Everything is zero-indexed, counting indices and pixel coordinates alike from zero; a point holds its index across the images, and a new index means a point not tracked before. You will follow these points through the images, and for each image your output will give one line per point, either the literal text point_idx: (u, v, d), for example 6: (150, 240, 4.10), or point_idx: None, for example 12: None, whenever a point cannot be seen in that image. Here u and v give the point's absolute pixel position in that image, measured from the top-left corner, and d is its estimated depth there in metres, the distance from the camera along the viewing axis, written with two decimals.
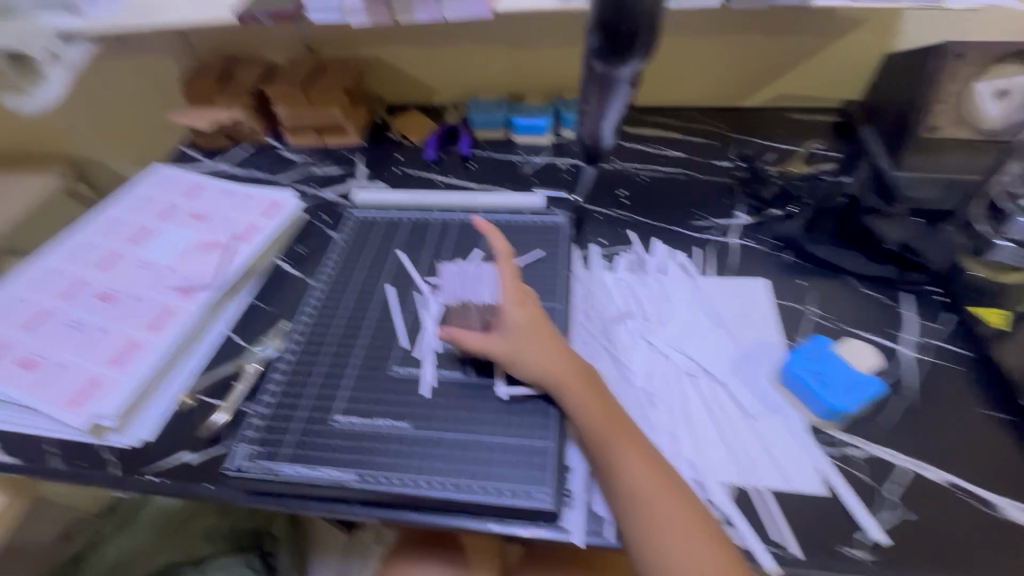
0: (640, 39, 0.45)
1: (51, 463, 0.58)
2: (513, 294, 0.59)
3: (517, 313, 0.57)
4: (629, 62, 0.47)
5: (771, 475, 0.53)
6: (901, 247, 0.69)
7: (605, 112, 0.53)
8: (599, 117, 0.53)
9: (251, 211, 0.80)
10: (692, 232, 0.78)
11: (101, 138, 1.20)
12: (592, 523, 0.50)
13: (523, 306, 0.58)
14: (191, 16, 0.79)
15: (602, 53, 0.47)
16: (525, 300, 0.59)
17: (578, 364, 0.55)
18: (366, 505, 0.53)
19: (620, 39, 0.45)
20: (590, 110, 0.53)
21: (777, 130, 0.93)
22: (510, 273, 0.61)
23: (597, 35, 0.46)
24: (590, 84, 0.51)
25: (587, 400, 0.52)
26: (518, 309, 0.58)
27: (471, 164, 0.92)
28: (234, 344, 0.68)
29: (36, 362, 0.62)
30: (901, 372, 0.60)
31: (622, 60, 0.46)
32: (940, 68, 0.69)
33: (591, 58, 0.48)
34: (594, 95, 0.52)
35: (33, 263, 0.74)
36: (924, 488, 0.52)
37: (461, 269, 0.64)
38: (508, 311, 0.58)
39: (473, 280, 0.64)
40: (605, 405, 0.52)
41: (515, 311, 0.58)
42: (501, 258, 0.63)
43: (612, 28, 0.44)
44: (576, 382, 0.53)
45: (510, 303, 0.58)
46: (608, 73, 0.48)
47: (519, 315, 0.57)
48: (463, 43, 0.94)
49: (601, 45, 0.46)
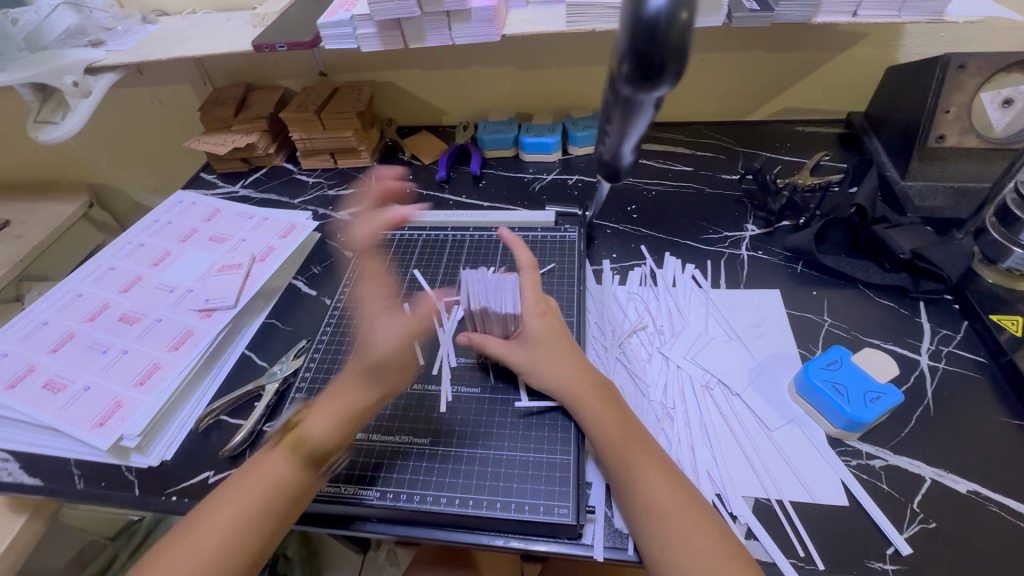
0: (672, 67, 0.39)
1: (75, 483, 0.59)
2: (534, 307, 0.59)
3: (538, 325, 0.58)
4: (659, 90, 0.41)
5: (792, 489, 0.52)
6: (913, 255, 0.67)
7: (627, 135, 0.48)
8: (622, 137, 0.49)
9: (268, 232, 0.82)
10: (703, 245, 0.79)
11: (121, 166, 1.24)
12: (612, 538, 0.50)
13: (545, 319, 0.59)
14: (211, 48, 0.82)
15: (631, 81, 0.40)
16: (546, 312, 0.59)
17: (595, 380, 0.55)
18: (385, 521, 0.53)
19: (651, 70, 0.39)
20: (611, 133, 0.49)
21: (784, 143, 0.94)
22: (533, 284, 0.60)
23: (628, 62, 0.39)
24: (614, 105, 0.46)
25: (604, 414, 0.53)
26: (539, 321, 0.58)
27: (482, 182, 0.94)
28: (254, 363, 0.69)
29: (61, 384, 0.63)
30: (919, 381, 0.60)
31: (652, 86, 0.40)
32: (942, 79, 0.70)
33: (618, 81, 0.42)
34: (617, 116, 0.46)
35: (57, 287, 0.76)
36: (948, 498, 0.51)
37: (481, 276, 0.61)
38: (529, 323, 0.58)
39: (496, 288, 0.60)
40: (621, 418, 0.53)
41: (539, 323, 0.58)
42: (524, 270, 0.61)
43: (642, 57, 0.38)
44: (593, 397, 0.54)
45: (531, 315, 0.58)
46: (633, 97, 0.42)
47: (540, 328, 0.58)
48: (471, 66, 0.96)
49: (631, 74, 0.40)
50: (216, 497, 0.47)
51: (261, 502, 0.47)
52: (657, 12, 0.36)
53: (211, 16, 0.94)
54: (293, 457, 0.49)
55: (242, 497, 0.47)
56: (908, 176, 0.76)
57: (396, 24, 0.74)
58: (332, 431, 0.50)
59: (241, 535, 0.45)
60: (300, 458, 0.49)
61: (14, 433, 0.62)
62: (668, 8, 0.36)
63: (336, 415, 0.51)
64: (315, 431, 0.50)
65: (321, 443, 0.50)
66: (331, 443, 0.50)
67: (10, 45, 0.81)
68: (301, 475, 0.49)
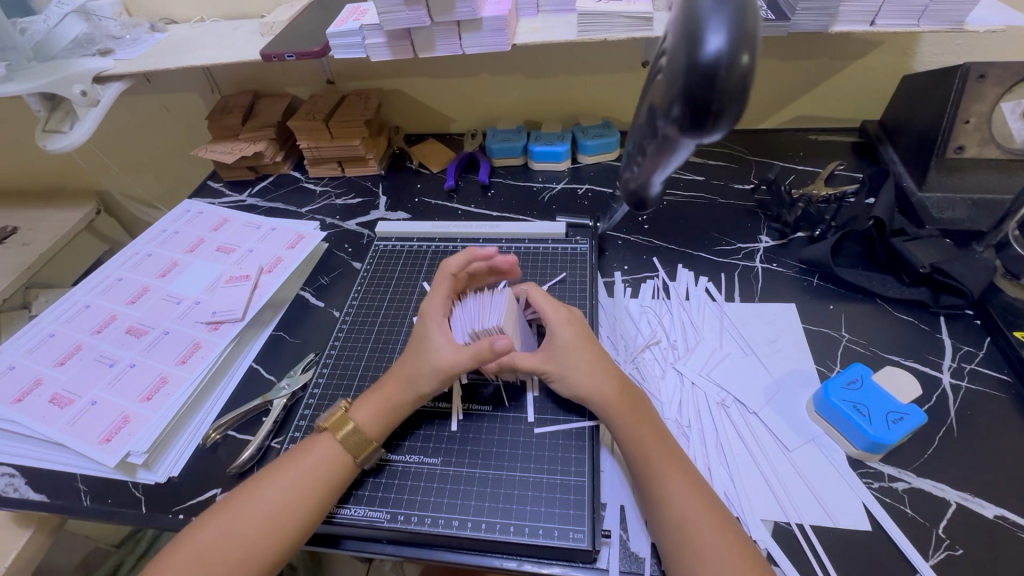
0: (727, 114, 0.37)
1: (81, 499, 0.58)
2: (560, 317, 0.59)
3: (565, 332, 0.57)
4: (710, 136, 0.39)
5: (813, 512, 0.51)
6: (933, 269, 0.66)
7: (660, 168, 0.47)
8: (654, 170, 0.47)
9: (275, 243, 0.81)
10: (716, 257, 0.77)
11: (129, 172, 1.24)
12: (628, 563, 0.49)
13: (571, 326, 0.58)
14: (219, 57, 0.82)
15: (679, 122, 0.38)
16: (571, 320, 0.59)
17: (626, 390, 0.54)
18: (396, 543, 0.52)
19: (706, 116, 0.37)
20: (644, 165, 0.47)
21: (797, 152, 0.93)
22: (546, 299, 0.61)
23: (681, 104, 0.37)
24: (651, 140, 0.44)
25: (638, 427, 0.51)
26: (566, 329, 0.57)
27: (491, 192, 0.93)
28: (261, 376, 0.68)
29: (67, 399, 0.62)
30: (941, 400, 0.59)
31: (703, 132, 0.38)
32: (963, 88, 0.69)
33: (663, 119, 0.40)
34: (653, 150, 0.45)
35: (63, 299, 0.75)
36: (974, 523, 0.49)
37: (465, 307, 0.61)
38: (557, 331, 0.57)
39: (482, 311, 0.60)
40: (654, 430, 0.52)
41: (565, 331, 0.57)
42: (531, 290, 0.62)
43: (699, 102, 0.36)
44: (624, 411, 0.52)
45: (558, 323, 0.58)
46: (676, 137, 0.41)
47: (568, 334, 0.57)
48: (479, 74, 0.96)
49: (682, 116, 0.38)
50: (268, 472, 0.51)
51: (309, 481, 0.50)
52: (717, 58, 0.34)
53: (219, 24, 0.93)
54: (339, 442, 0.53)
55: (291, 476, 0.50)
56: (926, 188, 0.75)
57: (405, 34, 0.73)
58: (377, 421, 0.54)
59: (290, 508, 0.48)
60: (346, 444, 0.53)
61: (20, 448, 0.61)
62: (728, 52, 0.34)
63: (382, 409, 0.55)
64: (360, 420, 0.54)
65: (366, 431, 0.53)
66: (378, 434, 0.54)
67: (19, 54, 0.81)
68: (347, 461, 0.52)
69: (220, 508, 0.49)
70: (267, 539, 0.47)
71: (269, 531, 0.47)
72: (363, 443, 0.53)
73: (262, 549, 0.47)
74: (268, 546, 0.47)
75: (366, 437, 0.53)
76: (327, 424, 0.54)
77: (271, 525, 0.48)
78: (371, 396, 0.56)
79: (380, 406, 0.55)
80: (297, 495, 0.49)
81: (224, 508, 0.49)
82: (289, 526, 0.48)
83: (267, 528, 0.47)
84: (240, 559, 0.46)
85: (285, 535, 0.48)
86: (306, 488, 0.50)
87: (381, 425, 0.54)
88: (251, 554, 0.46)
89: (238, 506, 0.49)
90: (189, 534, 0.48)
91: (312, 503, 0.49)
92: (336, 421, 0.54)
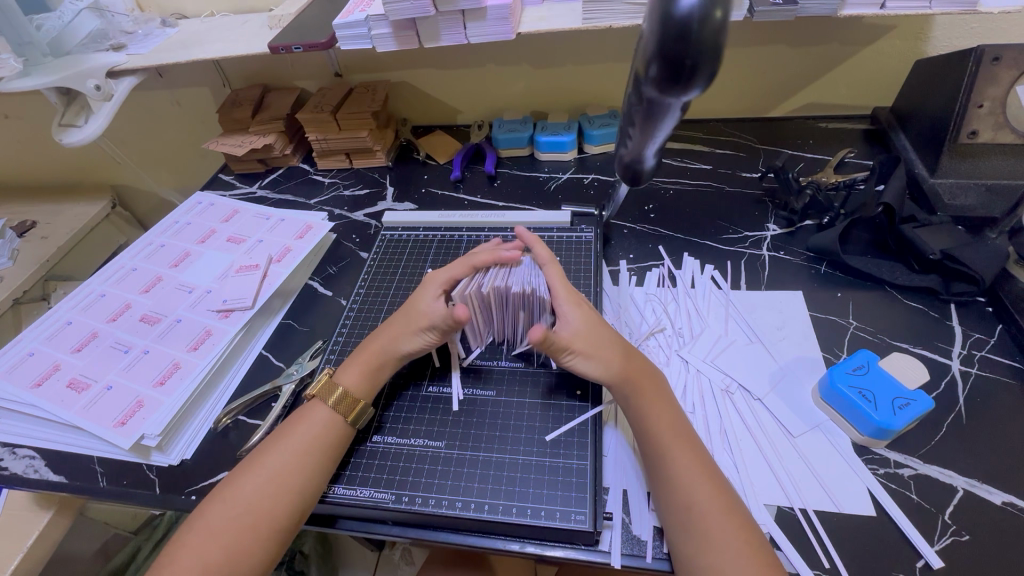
0: (704, 70, 0.37)
1: (98, 480, 0.60)
2: (566, 297, 0.57)
3: (575, 314, 0.56)
4: (689, 93, 0.39)
5: (817, 497, 0.51)
6: (944, 255, 0.65)
7: (652, 138, 0.47)
8: (645, 141, 0.47)
9: (284, 233, 0.82)
10: (723, 245, 0.77)
11: (143, 167, 1.27)
12: (630, 545, 0.49)
13: (579, 308, 0.57)
14: (229, 51, 0.83)
15: (659, 82, 0.39)
16: (580, 302, 0.57)
17: (635, 371, 0.55)
18: (400, 524, 0.53)
19: (683, 72, 0.37)
20: (634, 135, 0.47)
21: (807, 140, 0.92)
22: (558, 273, 0.59)
23: (657, 63, 0.38)
24: (637, 108, 0.44)
25: (643, 407, 0.52)
26: (576, 311, 0.56)
27: (497, 182, 0.93)
28: (271, 363, 0.69)
29: (84, 383, 0.64)
30: (950, 387, 0.58)
31: (683, 89, 0.39)
32: (975, 72, 0.68)
33: (644, 83, 0.40)
34: (640, 119, 0.45)
35: (81, 285, 0.77)
36: (983, 511, 0.49)
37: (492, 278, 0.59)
38: (566, 313, 0.56)
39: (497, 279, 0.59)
40: (665, 418, 0.52)
41: (572, 312, 0.56)
42: (546, 265, 0.60)
43: (673, 59, 0.37)
44: (637, 394, 0.53)
45: (567, 305, 0.56)
46: (660, 99, 0.41)
47: (577, 316, 0.56)
48: (485, 65, 0.96)
49: (660, 76, 0.38)
50: (276, 445, 0.53)
51: (316, 452, 0.52)
52: (689, 12, 0.35)
53: (228, 18, 0.94)
54: (333, 408, 0.54)
55: (301, 448, 0.52)
56: (939, 174, 0.73)
57: (410, 24, 0.73)
58: (364, 383, 0.56)
59: (294, 480, 0.50)
60: (337, 408, 0.54)
61: (40, 431, 0.63)
62: (701, 8, 0.35)
63: (366, 368, 0.57)
64: (347, 382, 0.56)
65: (355, 392, 0.55)
66: (364, 393, 0.56)
67: (35, 49, 0.81)
68: (340, 424, 0.54)
69: (234, 480, 0.50)
70: (281, 510, 0.48)
71: (279, 503, 0.49)
72: (353, 403, 0.55)
73: (277, 520, 0.48)
74: (282, 516, 0.48)
75: (354, 396, 0.55)
76: (316, 391, 0.56)
77: (283, 489, 0.49)
78: (356, 358, 0.58)
79: (364, 367, 0.57)
80: (308, 465, 0.51)
81: (238, 480, 0.50)
82: (301, 495, 0.49)
83: (276, 498, 0.49)
84: (255, 529, 0.47)
85: (298, 502, 0.49)
86: (312, 459, 0.51)
87: (366, 383, 0.57)
88: (265, 524, 0.48)
89: (250, 480, 0.50)
90: (208, 502, 0.49)
91: (324, 464, 0.52)
92: (323, 388, 0.55)
